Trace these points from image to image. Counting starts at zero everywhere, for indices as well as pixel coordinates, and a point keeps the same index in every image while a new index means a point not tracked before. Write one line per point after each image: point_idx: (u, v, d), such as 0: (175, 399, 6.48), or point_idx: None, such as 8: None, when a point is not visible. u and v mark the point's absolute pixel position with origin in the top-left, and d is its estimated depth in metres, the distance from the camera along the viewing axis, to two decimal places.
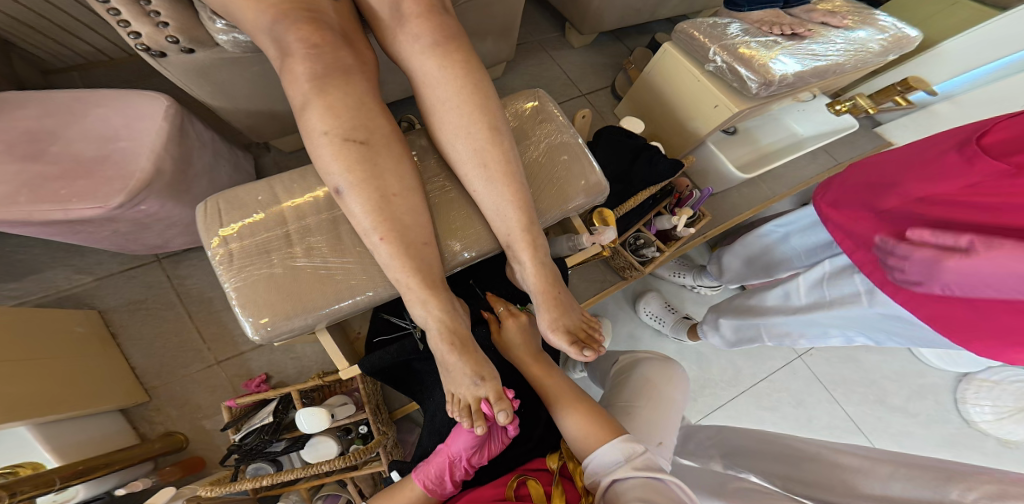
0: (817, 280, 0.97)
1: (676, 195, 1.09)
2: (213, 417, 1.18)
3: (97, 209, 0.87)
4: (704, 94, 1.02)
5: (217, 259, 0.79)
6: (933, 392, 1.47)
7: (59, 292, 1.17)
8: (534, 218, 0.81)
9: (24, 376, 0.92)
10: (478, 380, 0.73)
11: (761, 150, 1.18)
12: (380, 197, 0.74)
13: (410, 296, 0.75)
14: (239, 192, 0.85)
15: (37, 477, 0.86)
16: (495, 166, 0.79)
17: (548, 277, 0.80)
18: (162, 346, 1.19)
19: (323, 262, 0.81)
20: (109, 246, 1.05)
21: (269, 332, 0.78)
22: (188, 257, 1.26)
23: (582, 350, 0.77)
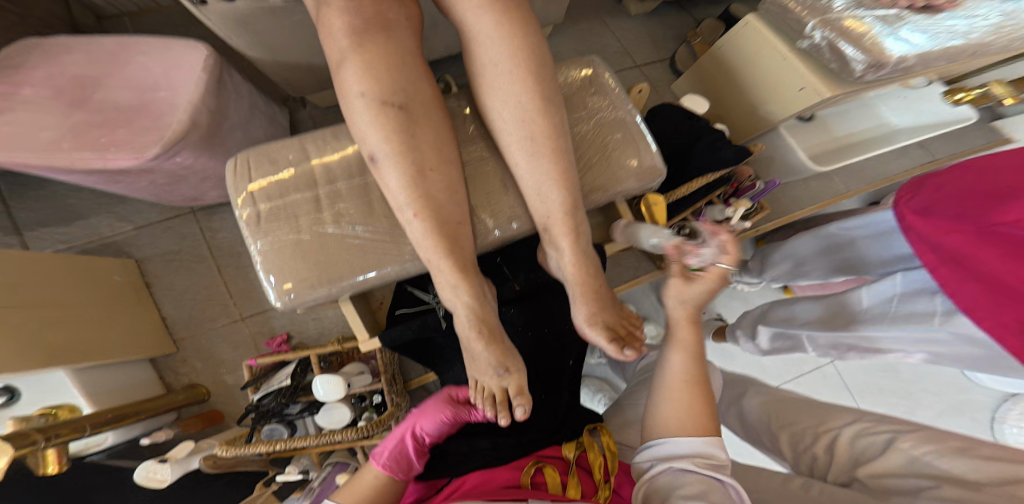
0: (885, 297, 0.84)
1: (735, 184, 0.98)
2: (235, 372, 1.18)
3: (134, 160, 0.85)
4: (787, 75, 0.89)
5: (244, 220, 0.76)
6: (971, 409, 1.28)
7: (101, 239, 1.18)
8: (580, 203, 0.72)
9: (62, 322, 0.94)
10: (502, 370, 0.67)
11: (838, 142, 1.04)
12: (415, 170, 0.67)
13: (440, 278, 0.69)
14: (269, 148, 0.80)
15: (68, 423, 0.87)
16: (543, 140, 0.69)
17: (591, 268, 0.72)
18: (191, 298, 1.18)
19: (352, 229, 0.76)
20: (146, 195, 1.04)
21: (295, 300, 0.74)
22: (221, 210, 1.23)
23: (623, 349, 0.69)
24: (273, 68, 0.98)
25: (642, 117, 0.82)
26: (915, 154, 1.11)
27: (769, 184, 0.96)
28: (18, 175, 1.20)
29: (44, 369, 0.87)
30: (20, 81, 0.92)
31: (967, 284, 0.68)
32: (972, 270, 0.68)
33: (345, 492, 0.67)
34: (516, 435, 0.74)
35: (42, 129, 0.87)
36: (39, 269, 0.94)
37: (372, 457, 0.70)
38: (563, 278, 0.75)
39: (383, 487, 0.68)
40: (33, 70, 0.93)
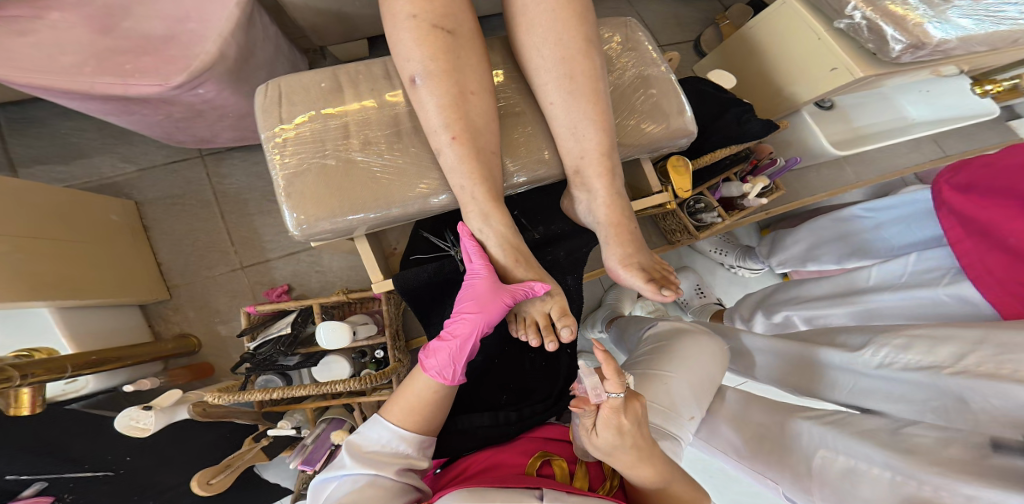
0: (893, 275, 0.76)
1: (754, 161, 1.00)
2: (229, 322, 1.14)
3: (157, 87, 0.82)
4: (820, 55, 0.92)
5: (271, 144, 0.74)
6: None
7: (101, 179, 1.14)
8: (614, 144, 0.72)
9: (55, 256, 0.89)
10: (546, 293, 0.71)
11: (857, 130, 1.09)
12: (457, 93, 0.67)
13: (471, 207, 0.69)
14: (301, 79, 0.78)
15: (46, 362, 0.81)
16: (582, 79, 0.69)
17: (622, 210, 0.73)
18: (189, 245, 1.15)
19: (379, 159, 0.75)
20: (157, 132, 1.01)
21: (309, 230, 0.73)
22: (230, 156, 1.19)
23: (661, 289, 0.69)
24: (303, 7, 0.96)
25: (675, 76, 0.81)
26: (923, 149, 1.30)
27: (790, 162, 0.97)
28: (18, 109, 1.15)
29: (28, 303, 0.81)
30: (41, 5, 0.87)
31: (987, 254, 0.60)
32: (998, 239, 0.59)
33: (397, 410, 0.66)
34: (517, 409, 0.76)
35: (64, 52, 0.83)
36: (35, 199, 0.90)
37: (424, 367, 0.67)
38: (592, 220, 0.75)
39: (430, 400, 0.67)
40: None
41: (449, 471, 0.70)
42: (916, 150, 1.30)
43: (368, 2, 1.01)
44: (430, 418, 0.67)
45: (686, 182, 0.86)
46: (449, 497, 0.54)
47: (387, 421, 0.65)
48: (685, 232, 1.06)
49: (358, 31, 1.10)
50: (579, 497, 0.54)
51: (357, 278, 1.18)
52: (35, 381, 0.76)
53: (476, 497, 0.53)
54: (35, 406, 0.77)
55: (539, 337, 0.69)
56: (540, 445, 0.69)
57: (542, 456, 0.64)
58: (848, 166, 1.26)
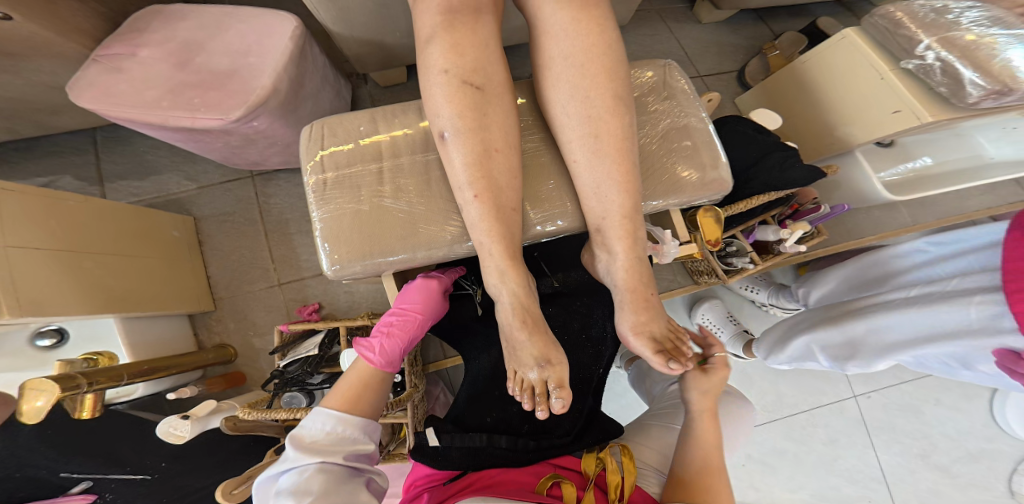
0: (927, 289, 0.72)
1: (795, 205, 0.94)
2: (264, 336, 1.19)
3: (218, 121, 0.89)
4: (880, 96, 0.85)
5: (311, 185, 0.77)
6: (991, 458, 1.21)
7: (167, 195, 1.25)
8: (639, 205, 0.69)
9: (126, 271, 0.97)
10: (546, 361, 0.65)
11: (915, 169, 0.98)
12: (481, 150, 0.67)
13: (488, 262, 0.69)
14: (341, 119, 0.82)
15: (106, 371, 0.88)
16: (608, 138, 0.67)
17: (641, 275, 0.69)
18: (235, 260, 1.22)
19: (407, 205, 0.76)
20: (217, 156, 1.09)
21: (341, 270, 0.75)
22: (277, 177, 1.27)
23: (669, 362, 0.64)
24: (348, 40, 1.01)
25: (713, 126, 0.78)
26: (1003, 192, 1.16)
27: (835, 209, 0.90)
28: (110, 130, 1.28)
29: (99, 317, 0.89)
30: (135, 41, 0.96)
31: None
32: None
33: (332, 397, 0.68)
34: (536, 440, 0.71)
35: (149, 87, 0.91)
36: (114, 216, 0.98)
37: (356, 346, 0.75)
38: (609, 281, 0.72)
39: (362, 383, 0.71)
40: (152, 32, 0.97)
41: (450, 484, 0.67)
42: (991, 193, 1.17)
43: (409, 33, 1.05)
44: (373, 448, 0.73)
45: (713, 235, 0.84)
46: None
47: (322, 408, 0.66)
48: (712, 274, 1.00)
49: (397, 60, 1.15)
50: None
51: (383, 299, 1.20)
52: (98, 389, 0.84)
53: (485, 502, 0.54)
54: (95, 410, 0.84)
55: (531, 402, 0.65)
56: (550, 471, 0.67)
57: (554, 476, 0.63)
58: (903, 207, 1.16)
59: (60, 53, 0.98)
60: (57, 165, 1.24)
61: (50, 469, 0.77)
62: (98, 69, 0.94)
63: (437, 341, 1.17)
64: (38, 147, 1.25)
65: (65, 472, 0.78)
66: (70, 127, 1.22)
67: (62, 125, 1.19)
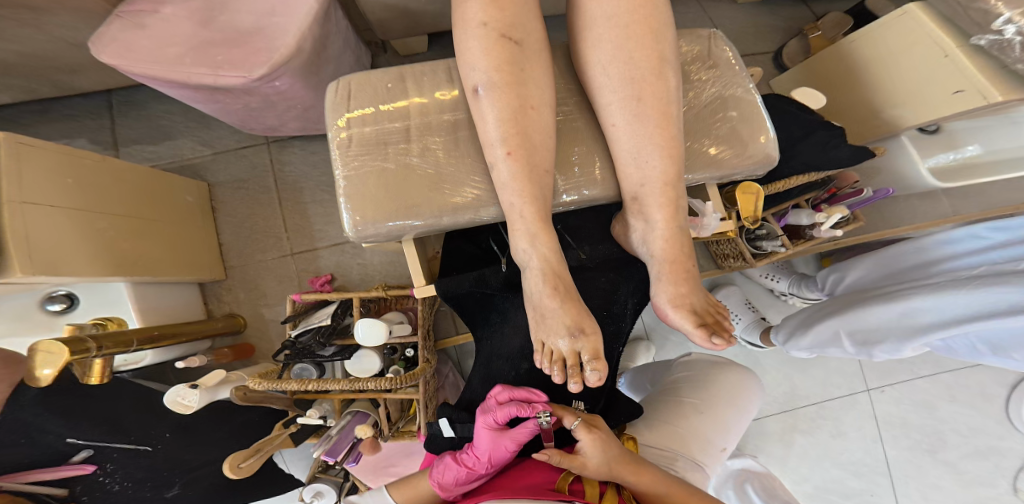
0: (980, 274, 0.70)
1: (833, 189, 0.93)
2: (273, 307, 1.16)
3: (242, 78, 0.86)
4: (936, 77, 0.84)
5: (334, 142, 0.76)
6: (1000, 456, 1.18)
7: (181, 160, 1.22)
8: (681, 172, 0.69)
9: (140, 235, 0.94)
10: (580, 331, 0.64)
11: (961, 159, 0.96)
12: (517, 106, 0.66)
13: (519, 225, 0.68)
14: (368, 77, 0.81)
15: (116, 335, 0.85)
16: (652, 101, 0.66)
17: (680, 245, 0.69)
18: (249, 228, 1.19)
19: (434, 163, 0.76)
20: (234, 120, 1.06)
21: (363, 231, 0.75)
22: (292, 144, 1.22)
23: (712, 337, 0.65)
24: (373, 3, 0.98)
25: (757, 97, 0.77)
26: None
27: (876, 194, 0.89)
28: (124, 93, 1.24)
29: (111, 280, 0.86)
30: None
31: None
32: None
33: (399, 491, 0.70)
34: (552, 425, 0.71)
35: (172, 44, 0.88)
36: (132, 183, 0.95)
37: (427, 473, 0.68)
38: (647, 252, 0.72)
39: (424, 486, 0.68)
40: None
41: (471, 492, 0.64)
42: None
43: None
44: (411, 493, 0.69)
45: (749, 210, 0.82)
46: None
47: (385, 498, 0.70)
48: (739, 258, 0.99)
49: (420, 28, 1.11)
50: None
51: (396, 273, 1.17)
52: (108, 353, 0.81)
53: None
54: (104, 376, 0.81)
55: (563, 375, 0.64)
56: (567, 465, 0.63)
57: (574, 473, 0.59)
58: (944, 196, 1.11)
59: (78, 7, 0.93)
60: (72, 128, 1.21)
61: (58, 433, 0.75)
62: (121, 26, 0.91)
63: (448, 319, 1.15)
64: (53, 110, 1.22)
65: (72, 438, 0.76)
66: (87, 89, 1.18)
67: (77, 86, 1.15)
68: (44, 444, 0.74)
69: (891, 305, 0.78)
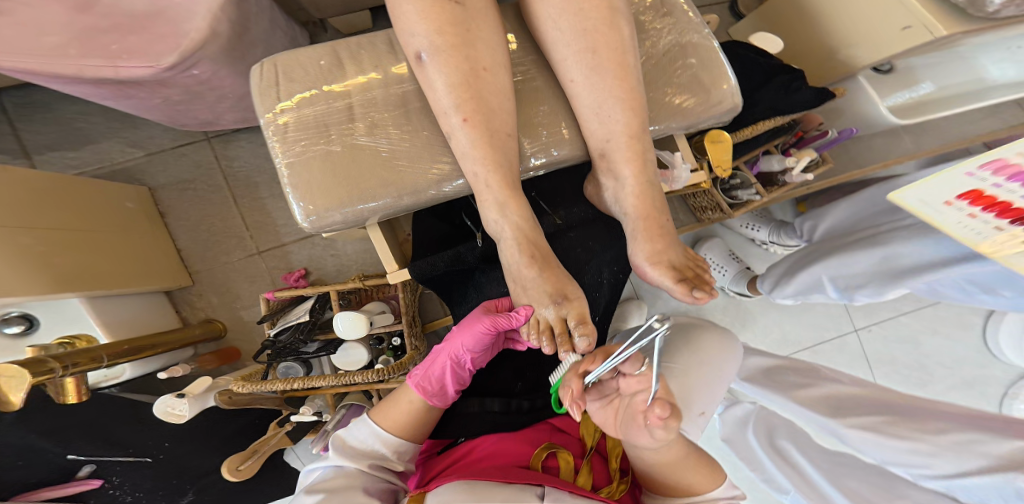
0: None
1: (799, 133, 0.92)
2: (251, 308, 1.14)
3: (148, 69, 0.77)
4: (885, 13, 0.82)
5: (271, 130, 0.74)
6: (983, 384, 1.30)
7: (113, 165, 1.12)
8: (645, 126, 0.67)
9: (74, 248, 0.89)
10: (562, 298, 0.59)
11: (917, 97, 0.97)
12: (469, 69, 0.62)
13: (486, 196, 0.64)
14: (298, 57, 0.77)
15: (84, 352, 0.82)
16: (607, 53, 0.64)
17: (653, 200, 0.67)
18: (206, 232, 1.13)
19: (385, 140, 0.75)
20: (160, 117, 0.98)
21: (319, 221, 0.74)
22: (237, 137, 1.15)
23: (692, 290, 0.62)
24: None
25: (718, 42, 0.74)
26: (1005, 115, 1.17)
27: (842, 133, 0.88)
28: (19, 94, 1.11)
29: (60, 297, 0.82)
30: None
31: None
32: None
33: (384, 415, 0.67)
34: (531, 399, 0.74)
35: (45, 34, 0.76)
36: (50, 188, 0.89)
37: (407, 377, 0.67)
38: (619, 210, 0.70)
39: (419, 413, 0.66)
40: None
41: (445, 457, 0.70)
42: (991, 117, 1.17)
43: None
44: (417, 428, 0.67)
45: (721, 159, 0.81)
46: (442, 493, 0.58)
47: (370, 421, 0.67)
48: (717, 210, 0.97)
49: (356, 4, 1.01)
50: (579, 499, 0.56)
51: (371, 261, 1.15)
52: (78, 372, 0.78)
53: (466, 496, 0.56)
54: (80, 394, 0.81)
55: (552, 345, 0.59)
56: (549, 436, 0.68)
57: (549, 448, 0.64)
58: (906, 133, 1.14)
59: None
60: None
61: (60, 451, 0.85)
62: None
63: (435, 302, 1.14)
64: None
65: (72, 454, 0.86)
66: None
67: None
68: (48, 462, 0.84)
69: (870, 251, 0.77)
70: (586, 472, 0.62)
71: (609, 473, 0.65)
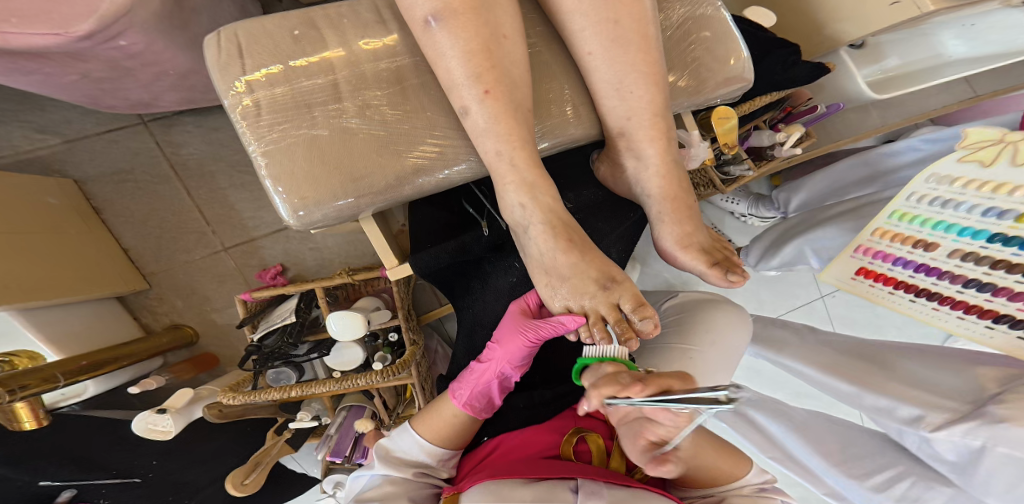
0: None
1: (789, 108, 0.98)
2: (223, 310, 1.08)
3: (53, 37, 0.59)
4: None
5: (239, 113, 0.59)
6: None
7: (21, 154, 0.97)
8: (666, 104, 0.63)
9: None
10: (611, 282, 0.56)
11: (888, 71, 1.02)
12: (488, 35, 0.56)
13: (511, 177, 0.59)
14: (262, 24, 0.62)
15: (36, 373, 0.74)
16: (630, 23, 0.58)
17: (678, 181, 0.65)
18: (155, 227, 1.04)
19: (381, 123, 0.61)
20: (78, 98, 0.82)
21: (308, 218, 0.60)
22: (181, 120, 1.04)
23: (727, 274, 0.62)
24: None
25: (730, 14, 0.71)
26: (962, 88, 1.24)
27: (830, 108, 0.94)
28: None
29: None
30: None
31: None
32: None
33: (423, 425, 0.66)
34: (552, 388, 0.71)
35: None
36: None
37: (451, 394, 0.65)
38: (642, 192, 0.67)
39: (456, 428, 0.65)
40: None
41: (475, 455, 0.68)
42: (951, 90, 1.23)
43: None
44: (457, 437, 0.66)
45: (728, 138, 0.81)
46: (476, 495, 0.55)
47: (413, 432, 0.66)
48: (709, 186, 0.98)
49: None
50: (620, 490, 0.53)
51: (355, 254, 1.10)
52: (27, 396, 0.70)
53: (502, 496, 0.53)
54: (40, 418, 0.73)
55: (608, 338, 0.55)
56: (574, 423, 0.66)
57: (578, 433, 0.63)
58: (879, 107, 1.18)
59: None
60: None
61: (29, 479, 0.71)
62: None
63: (427, 294, 1.15)
64: None
65: (45, 480, 0.72)
66: None
67: None
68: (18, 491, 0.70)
69: (853, 223, 0.79)
70: (618, 456, 0.62)
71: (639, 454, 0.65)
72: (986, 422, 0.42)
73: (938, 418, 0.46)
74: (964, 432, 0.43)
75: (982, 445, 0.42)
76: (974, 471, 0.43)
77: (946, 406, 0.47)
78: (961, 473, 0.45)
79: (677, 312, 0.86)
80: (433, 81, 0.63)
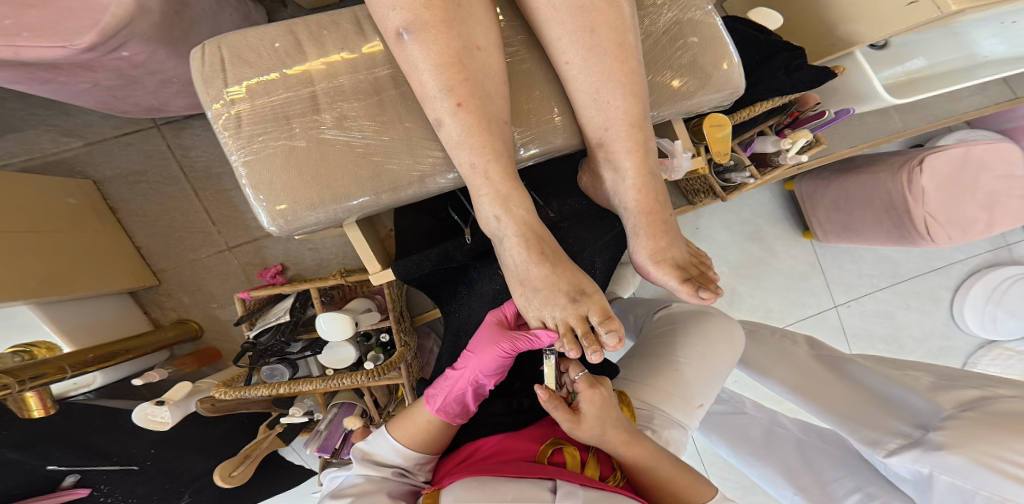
0: None
1: (796, 113, 0.90)
2: (227, 307, 1.15)
3: (59, 50, 0.63)
4: None
5: (221, 123, 0.62)
6: (950, 355, 1.33)
7: (47, 155, 1.05)
8: (645, 113, 0.63)
9: (22, 252, 0.81)
10: (580, 295, 0.59)
11: (912, 71, 0.96)
12: (462, 47, 0.57)
13: (484, 187, 0.60)
14: (247, 36, 0.65)
15: (46, 363, 0.77)
16: (606, 32, 0.58)
17: (654, 193, 0.64)
18: (167, 227, 1.11)
19: (358, 133, 0.64)
20: (94, 104, 0.87)
21: (289, 225, 0.63)
22: (192, 125, 1.10)
23: (698, 290, 0.61)
24: None
25: (719, 18, 0.69)
26: (994, 91, 1.13)
27: (839, 115, 0.89)
28: None
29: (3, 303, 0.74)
30: None
31: None
32: None
33: (397, 426, 0.67)
34: (530, 396, 0.72)
35: None
36: None
37: (426, 399, 0.66)
38: (620, 204, 0.67)
39: (432, 434, 0.66)
40: None
41: (453, 457, 0.67)
42: (983, 93, 1.13)
43: None
44: (432, 442, 0.66)
45: (722, 147, 0.78)
46: (455, 491, 0.53)
47: (388, 434, 0.67)
48: (710, 193, 0.95)
49: None
50: (595, 492, 0.52)
51: (351, 255, 1.16)
52: (35, 386, 0.73)
53: (481, 493, 0.51)
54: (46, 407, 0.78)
55: (577, 348, 0.57)
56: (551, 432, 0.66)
57: (554, 443, 0.61)
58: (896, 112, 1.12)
59: None
60: None
61: (38, 463, 0.78)
62: None
63: (422, 296, 1.19)
64: None
65: (53, 465, 0.79)
66: None
67: None
68: (26, 473, 0.78)
69: None
70: (593, 463, 0.60)
71: (614, 463, 0.63)
72: (929, 450, 0.56)
73: (893, 445, 0.61)
74: (912, 459, 0.57)
75: (928, 472, 0.56)
76: (923, 488, 0.57)
77: (904, 433, 0.62)
78: (920, 489, 0.58)
79: (670, 321, 0.85)
80: (411, 92, 0.65)
